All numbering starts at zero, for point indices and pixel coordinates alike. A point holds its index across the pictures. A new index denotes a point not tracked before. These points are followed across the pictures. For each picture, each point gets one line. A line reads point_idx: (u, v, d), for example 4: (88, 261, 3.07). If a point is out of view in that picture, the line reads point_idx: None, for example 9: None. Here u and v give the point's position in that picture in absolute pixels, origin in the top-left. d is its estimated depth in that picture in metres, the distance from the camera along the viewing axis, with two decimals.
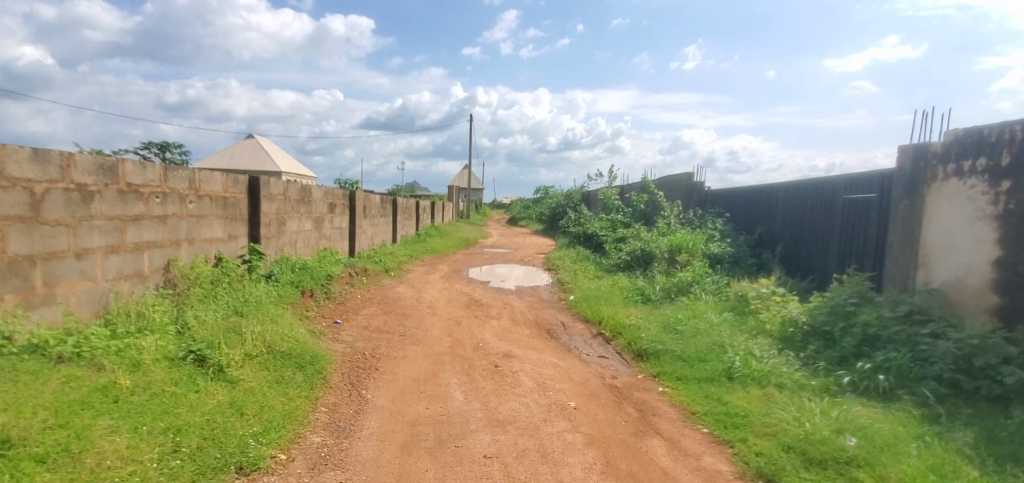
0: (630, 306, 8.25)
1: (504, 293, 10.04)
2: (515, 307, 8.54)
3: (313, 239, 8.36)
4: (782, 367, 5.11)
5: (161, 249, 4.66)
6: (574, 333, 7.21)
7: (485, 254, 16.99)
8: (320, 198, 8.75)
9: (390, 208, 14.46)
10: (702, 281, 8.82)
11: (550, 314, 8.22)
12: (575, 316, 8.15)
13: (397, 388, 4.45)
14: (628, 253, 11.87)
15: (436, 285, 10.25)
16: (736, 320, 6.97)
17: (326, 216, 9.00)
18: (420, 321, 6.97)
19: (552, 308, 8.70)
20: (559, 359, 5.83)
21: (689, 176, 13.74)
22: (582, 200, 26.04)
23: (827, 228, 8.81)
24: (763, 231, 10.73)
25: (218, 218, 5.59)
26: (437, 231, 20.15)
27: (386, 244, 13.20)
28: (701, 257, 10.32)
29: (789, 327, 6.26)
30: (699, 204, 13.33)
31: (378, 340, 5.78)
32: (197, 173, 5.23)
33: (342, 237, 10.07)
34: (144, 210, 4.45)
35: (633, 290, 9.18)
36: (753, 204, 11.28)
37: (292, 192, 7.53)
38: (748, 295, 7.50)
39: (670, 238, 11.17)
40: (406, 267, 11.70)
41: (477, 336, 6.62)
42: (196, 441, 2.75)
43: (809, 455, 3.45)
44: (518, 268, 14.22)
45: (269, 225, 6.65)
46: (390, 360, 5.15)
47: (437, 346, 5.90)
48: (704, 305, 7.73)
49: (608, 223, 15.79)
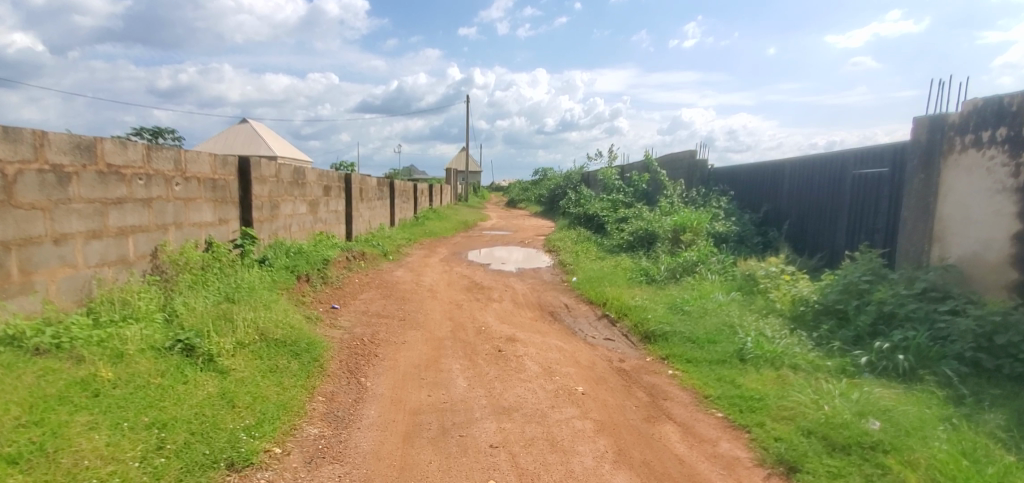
0: (634, 287, 8.08)
1: (505, 275, 9.85)
2: (517, 289, 8.37)
3: (308, 223, 8.14)
4: (796, 348, 4.96)
5: (147, 234, 4.44)
6: (578, 315, 7.03)
7: (484, 237, 16.75)
8: (315, 181, 8.51)
9: (387, 190, 14.18)
10: (707, 261, 8.64)
11: (552, 296, 8.04)
12: (578, 297, 7.99)
13: (397, 375, 4.27)
14: (631, 233, 11.66)
15: (436, 268, 10.07)
16: (745, 299, 6.80)
17: (321, 199, 8.77)
18: (421, 305, 6.79)
19: (555, 289, 8.53)
20: (564, 342, 5.67)
21: (691, 155, 13.45)
22: (582, 181, 25.71)
23: (837, 205, 8.60)
24: (768, 208, 10.53)
25: (206, 202, 5.35)
26: (435, 213, 19.87)
27: (384, 226, 12.97)
28: (706, 236, 10.10)
29: (800, 306, 6.09)
30: (702, 182, 13.10)
31: (377, 326, 5.60)
32: (183, 154, 4.99)
33: (339, 221, 9.84)
34: (126, 193, 4.22)
35: (637, 271, 8.98)
36: (759, 182, 11.04)
37: (286, 174, 7.31)
38: (757, 274, 7.31)
39: (674, 218, 10.96)
40: (405, 251, 11.49)
41: (479, 319, 6.45)
42: (183, 436, 2.57)
43: (831, 440, 3.29)
44: (519, 250, 14.02)
45: (262, 209, 6.42)
46: (389, 346, 4.97)
47: (438, 331, 5.73)
48: (711, 285, 7.55)
49: (609, 203, 15.54)
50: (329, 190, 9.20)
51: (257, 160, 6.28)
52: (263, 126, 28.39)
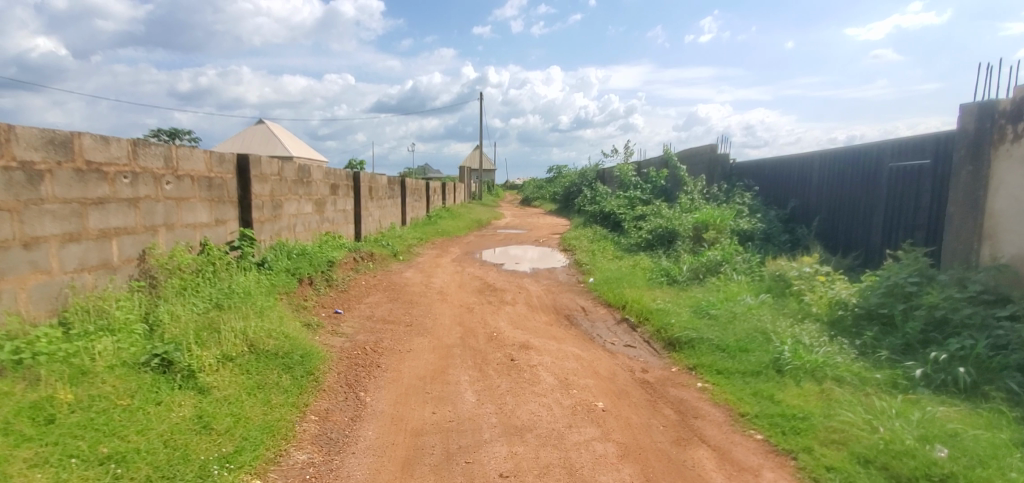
0: (655, 288, 7.63)
1: (519, 276, 9.46)
2: (531, 291, 7.97)
3: (314, 223, 7.85)
4: (838, 358, 4.49)
5: (133, 236, 4.15)
6: (596, 319, 6.61)
7: (498, 236, 16.37)
8: (321, 179, 8.22)
9: (399, 189, 13.88)
10: (732, 260, 8.17)
11: (568, 298, 7.63)
12: (596, 299, 7.57)
13: (400, 389, 3.92)
14: (649, 231, 11.18)
15: (447, 269, 9.73)
16: (776, 302, 6.32)
17: (328, 197, 8.47)
18: (429, 309, 6.43)
19: (571, 291, 8.11)
20: (582, 350, 5.26)
21: (713, 149, 12.91)
22: (598, 178, 25.15)
23: (872, 200, 8.06)
24: (795, 204, 9.99)
25: (201, 201, 5.05)
26: (448, 212, 19.54)
27: (395, 226, 12.66)
28: (730, 234, 9.59)
29: (838, 310, 5.61)
30: (724, 178, 12.57)
31: (381, 332, 5.25)
32: (174, 151, 4.70)
33: (347, 221, 9.55)
34: (109, 192, 3.92)
35: (658, 271, 8.53)
36: (784, 176, 10.50)
37: (289, 172, 7.01)
38: (788, 275, 6.81)
39: (695, 215, 10.47)
40: (416, 251, 11.17)
41: (491, 324, 6.07)
42: (144, 471, 2.24)
43: (893, 471, 2.84)
44: (533, 249, 13.62)
45: (263, 208, 6.12)
46: (393, 356, 4.62)
47: (447, 337, 5.37)
48: (738, 287, 7.07)
49: (626, 200, 15.05)
50: (337, 188, 8.90)
51: (257, 157, 5.98)
52: (277, 126, 28.37)
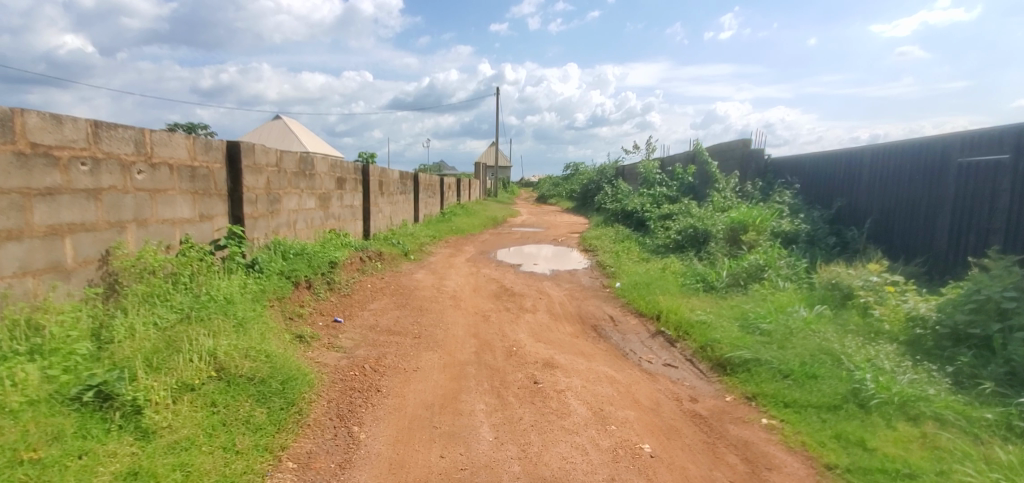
0: (690, 296, 6.87)
1: (538, 279, 8.75)
2: (552, 297, 7.26)
3: (318, 220, 7.22)
4: (931, 390, 3.73)
5: (94, 234, 3.53)
6: (627, 330, 5.88)
7: (515, 234, 15.66)
8: (326, 172, 7.59)
9: (412, 184, 13.26)
10: (775, 264, 7.47)
11: (594, 305, 6.90)
12: (624, 307, 6.83)
13: (402, 421, 3.24)
14: (678, 232, 10.37)
15: (461, 270, 9.06)
16: (835, 316, 5.54)
17: (334, 192, 7.84)
18: (440, 317, 5.76)
19: (596, 297, 7.38)
20: (615, 370, 4.54)
21: (746, 144, 12.03)
22: (618, 175, 24.32)
23: (936, 199, 7.20)
24: (842, 204, 9.13)
25: (180, 194, 4.43)
26: (464, 209, 18.87)
27: (407, 223, 12.02)
28: (770, 236, 8.76)
29: (916, 328, 4.83)
30: (758, 175, 11.72)
31: (385, 346, 4.59)
32: (148, 136, 4.07)
33: (356, 217, 8.92)
34: (62, 182, 3.31)
35: (691, 277, 7.74)
36: (829, 174, 9.63)
37: (289, 164, 6.37)
38: (854, 287, 5.99)
39: (730, 215, 9.65)
40: (428, 250, 10.51)
41: (509, 336, 5.37)
42: None
43: None
44: (552, 249, 12.89)
45: (257, 203, 5.49)
46: (396, 376, 3.94)
47: (460, 352, 4.68)
48: (788, 297, 6.38)
49: (650, 198, 14.24)
50: (344, 182, 8.27)
51: (251, 146, 5.35)
52: (292, 121, 27.98)
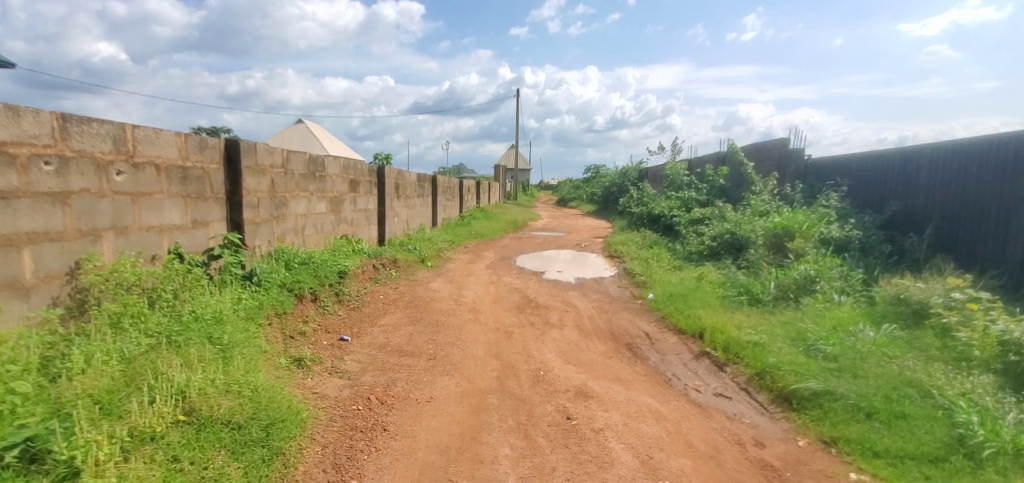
0: (734, 311, 6.20)
1: (563, 289, 8.15)
2: (580, 309, 6.65)
3: (329, 225, 6.74)
4: None
5: (59, 244, 3.08)
6: (666, 349, 5.25)
7: (536, 239, 15.07)
8: (339, 174, 7.11)
9: (430, 187, 12.77)
10: (827, 275, 6.75)
11: (626, 320, 6.27)
12: (661, 321, 6.19)
13: (411, 472, 2.68)
14: (713, 238, 9.65)
15: (480, 278, 8.51)
16: (909, 339, 4.84)
17: (347, 195, 7.36)
18: (458, 334, 5.20)
19: (628, 310, 6.75)
20: (660, 401, 3.92)
21: (785, 143, 11.26)
22: (641, 177, 23.59)
23: (1011, 203, 6.42)
24: (896, 209, 8.33)
25: (169, 198, 3.97)
26: (483, 213, 18.35)
27: (424, 228, 11.53)
28: (816, 243, 7.94)
29: (1013, 356, 4.14)
30: (797, 177, 10.95)
31: (395, 371, 4.03)
32: (130, 133, 3.61)
33: (370, 222, 8.43)
34: (20, 185, 2.86)
35: (733, 288, 7.06)
36: (880, 176, 8.84)
37: (297, 165, 5.90)
38: (930, 304, 5.25)
39: (771, 220, 8.92)
40: (446, 256, 9.99)
41: (536, 357, 4.78)
42: None
43: None
44: (578, 255, 12.26)
45: (258, 207, 4.99)
46: (407, 410, 3.38)
47: (480, 379, 4.10)
48: (848, 315, 5.68)
49: (678, 201, 13.53)
50: (358, 185, 7.78)
51: (253, 144, 4.88)
52: (313, 124, 27.83)
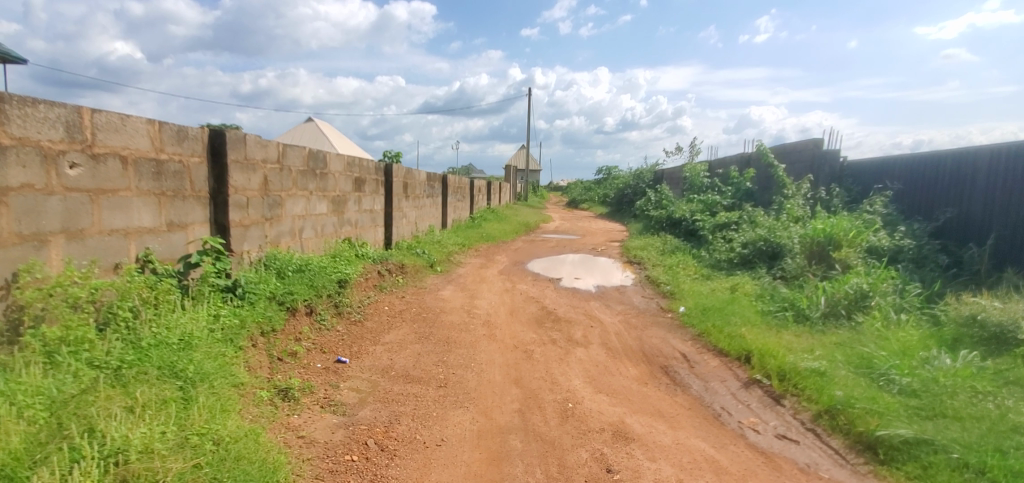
0: (780, 330, 5.55)
1: (583, 298, 7.52)
2: (605, 323, 6.02)
3: (330, 227, 6.15)
4: None
5: None
6: (708, 375, 4.61)
7: (549, 242, 14.44)
8: (343, 171, 6.52)
9: (439, 187, 12.18)
10: (882, 290, 6.06)
11: (658, 336, 5.63)
12: (697, 339, 5.54)
13: None
14: (743, 245, 8.97)
15: (493, 285, 7.90)
16: (996, 369, 4.16)
17: (351, 195, 6.77)
18: (472, 354, 4.59)
19: (658, 325, 6.11)
20: (714, 446, 3.29)
21: (819, 144, 10.54)
22: (657, 179, 22.89)
23: None
24: (951, 215, 7.59)
25: (138, 196, 3.39)
26: (494, 214, 17.77)
27: (434, 230, 10.94)
28: (863, 252, 7.24)
29: None
30: (833, 180, 10.24)
31: (399, 403, 3.42)
32: (88, 119, 3.02)
33: (376, 223, 7.85)
34: None
35: (774, 303, 6.39)
36: (932, 179, 8.09)
37: (295, 160, 5.31)
38: (1014, 328, 4.57)
39: (809, 226, 8.22)
40: (456, 261, 9.39)
41: (562, 384, 4.15)
42: None
43: None
44: (584, 260, 11.61)
45: (249, 207, 4.41)
46: (411, 460, 2.76)
47: (499, 414, 3.47)
48: (914, 338, 5.00)
49: (700, 205, 12.83)
50: (363, 184, 7.19)
51: (242, 135, 4.29)
52: (323, 122, 27.33)
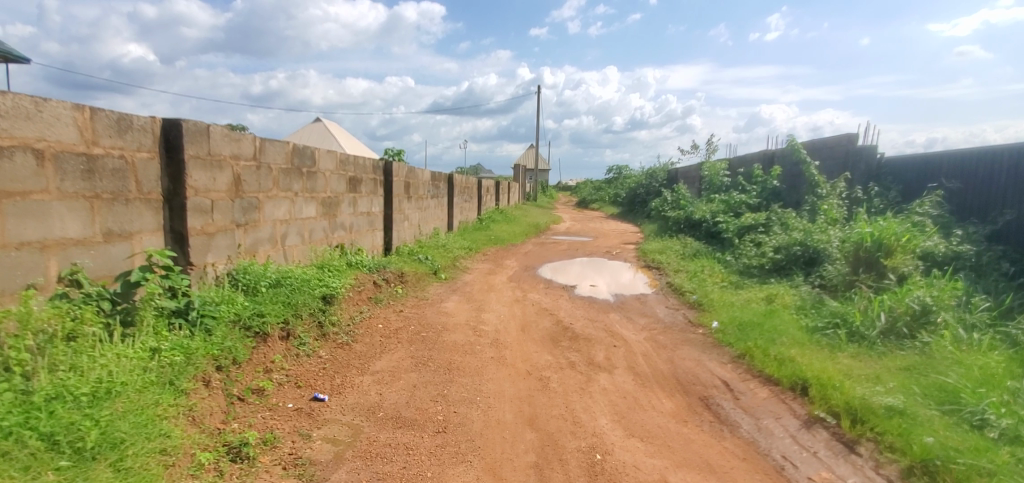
0: (833, 352, 4.81)
1: (601, 310, 6.80)
2: (630, 341, 5.30)
3: (319, 233, 5.49)
4: None
5: None
6: (757, 409, 3.89)
7: (561, 244, 13.72)
8: (335, 170, 5.84)
9: (445, 187, 11.50)
10: (948, 303, 5.28)
11: (692, 358, 4.90)
12: (737, 361, 4.81)
13: None
14: (776, 250, 8.20)
15: (502, 295, 7.21)
16: None
17: (345, 196, 6.10)
18: (478, 384, 3.89)
19: (689, 342, 5.38)
20: None
21: (853, 139, 9.76)
22: (671, 178, 22.10)
23: None
24: (1012, 216, 6.75)
25: (60, 200, 2.77)
26: (503, 215, 17.08)
27: (439, 233, 10.26)
28: (916, 258, 6.45)
29: None
30: (870, 178, 9.44)
31: (386, 459, 2.72)
32: None
33: (375, 227, 7.18)
34: None
35: (821, 318, 5.63)
36: (987, 176, 7.27)
37: (275, 157, 4.64)
38: None
39: (853, 231, 7.45)
40: (462, 266, 8.70)
41: (586, 423, 3.44)
42: None
43: None
44: (597, 264, 10.80)
45: (215, 211, 3.73)
46: None
47: (509, 472, 2.77)
48: (998, 364, 4.24)
49: (723, 205, 12.04)
50: (359, 184, 6.52)
51: (204, 126, 3.62)
52: (329, 123, 26.75)
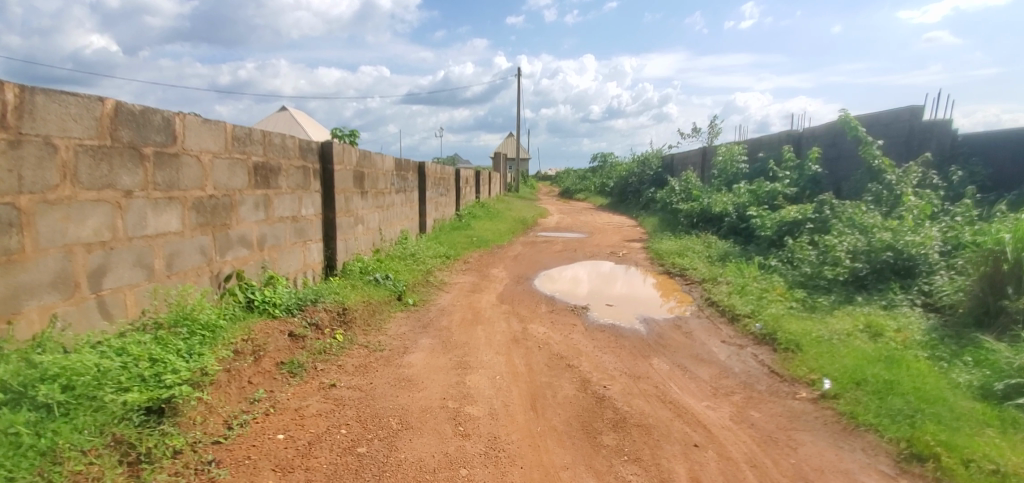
0: None
1: (639, 351, 4.74)
2: (713, 427, 3.23)
3: (188, 261, 3.28)
4: None
5: None
6: None
7: (555, 244, 11.64)
8: (224, 152, 3.60)
9: (414, 178, 9.23)
10: None
11: (834, 466, 2.87)
12: (915, 474, 2.81)
13: None
14: (852, 255, 6.26)
15: (495, 329, 5.08)
16: None
17: (244, 196, 3.85)
18: None
19: (803, 423, 3.36)
20: None
21: (919, 111, 7.84)
22: (667, 166, 20.22)
23: None
24: None
25: None
26: (485, 210, 14.90)
27: (407, 238, 8.04)
28: None
29: None
30: (950, 161, 7.59)
31: None
32: None
33: (310, 239, 4.95)
34: None
35: (994, 374, 3.69)
36: None
37: (64, 123, 2.44)
38: None
39: (970, 237, 5.59)
40: (437, 283, 6.52)
41: None
42: None
43: None
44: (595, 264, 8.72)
45: None
46: None
47: None
48: None
49: (749, 196, 10.11)
50: (274, 176, 4.26)
51: None
52: (291, 110, 24.07)
